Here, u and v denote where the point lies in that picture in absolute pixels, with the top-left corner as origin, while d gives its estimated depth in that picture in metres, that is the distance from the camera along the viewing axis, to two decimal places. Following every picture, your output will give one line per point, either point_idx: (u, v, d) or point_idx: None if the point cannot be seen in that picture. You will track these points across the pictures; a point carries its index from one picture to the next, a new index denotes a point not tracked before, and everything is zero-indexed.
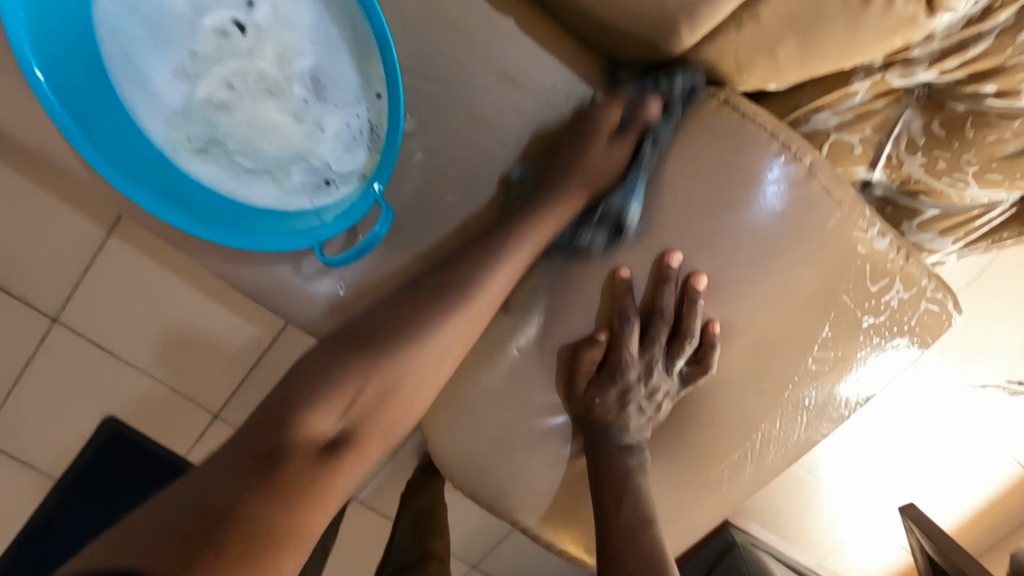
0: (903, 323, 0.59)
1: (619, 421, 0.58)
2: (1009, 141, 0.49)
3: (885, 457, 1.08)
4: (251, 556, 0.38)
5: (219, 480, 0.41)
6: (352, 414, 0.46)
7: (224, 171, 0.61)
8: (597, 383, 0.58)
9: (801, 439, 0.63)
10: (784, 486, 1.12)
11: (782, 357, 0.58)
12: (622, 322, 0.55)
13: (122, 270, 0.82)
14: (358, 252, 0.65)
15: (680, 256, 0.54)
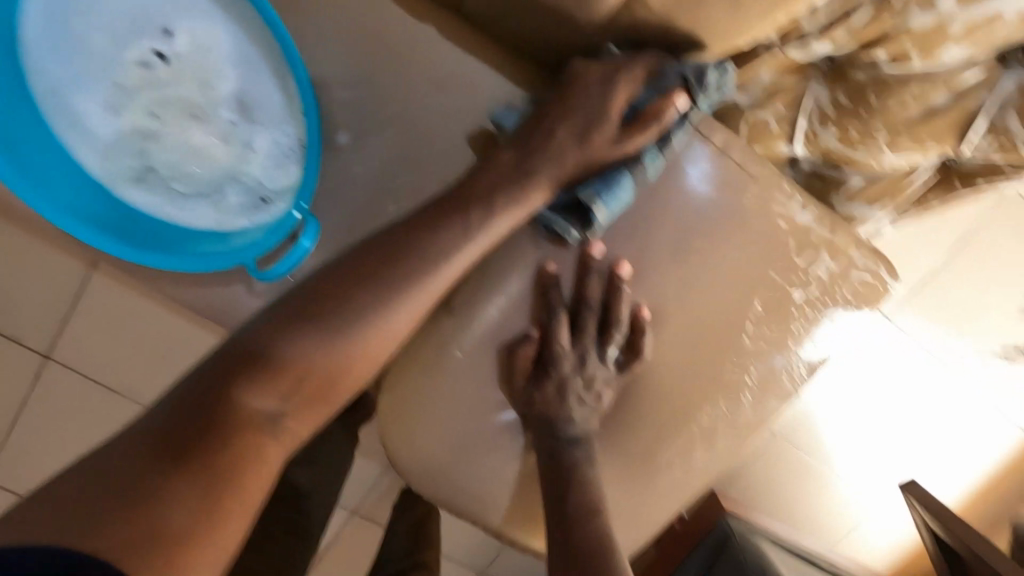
0: (837, 294, 0.59)
1: (561, 415, 0.59)
2: (912, 105, 0.49)
3: (884, 439, 1.08)
4: (176, 531, 0.37)
5: (153, 438, 0.39)
6: (299, 388, 0.44)
7: (162, 198, 0.62)
8: (535, 377, 0.59)
9: (749, 417, 0.63)
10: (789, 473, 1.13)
11: (716, 336, 0.58)
12: (550, 316, 0.56)
13: (103, 303, 0.84)
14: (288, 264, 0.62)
15: (602, 246, 0.55)
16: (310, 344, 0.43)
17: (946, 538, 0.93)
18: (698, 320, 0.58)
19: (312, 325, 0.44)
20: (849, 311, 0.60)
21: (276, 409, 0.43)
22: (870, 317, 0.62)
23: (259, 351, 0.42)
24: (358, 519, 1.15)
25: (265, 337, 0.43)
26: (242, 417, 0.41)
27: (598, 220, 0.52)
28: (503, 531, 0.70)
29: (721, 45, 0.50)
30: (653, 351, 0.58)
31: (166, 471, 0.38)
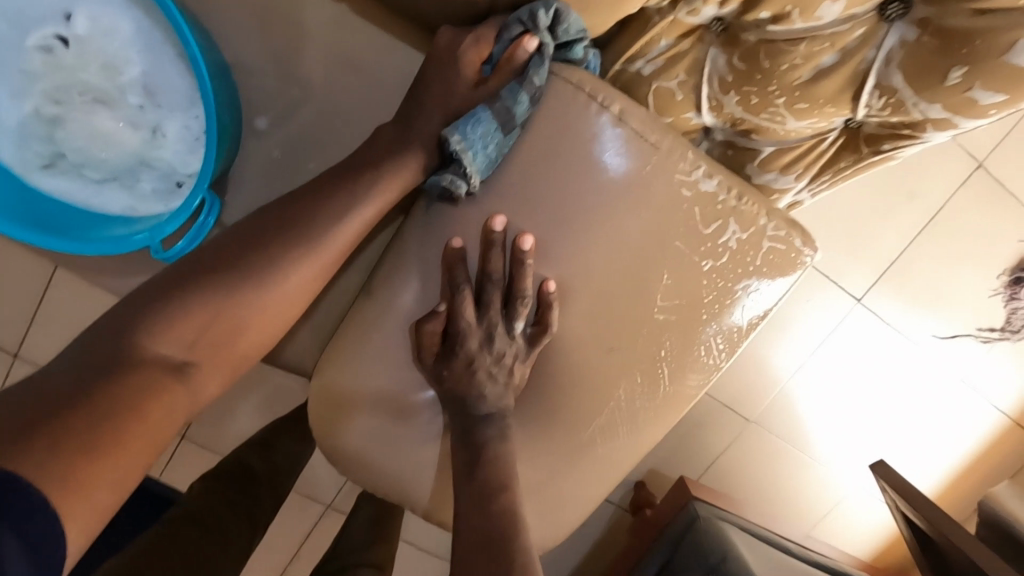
0: (747, 264, 0.58)
1: (471, 392, 0.59)
2: (802, 67, 0.49)
3: (863, 420, 1.24)
4: (83, 459, 0.36)
5: (54, 385, 0.39)
6: (191, 351, 0.48)
7: (77, 183, 0.64)
8: (444, 353, 0.58)
9: (670, 392, 0.63)
10: (747, 447, 1.28)
11: (626, 308, 0.58)
12: (454, 291, 0.56)
13: (67, 299, 1.03)
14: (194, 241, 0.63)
15: (503, 219, 0.55)
16: (203, 307, 0.48)
17: (921, 519, 0.99)
18: (606, 291, 0.58)
19: (204, 290, 0.49)
20: (764, 282, 0.59)
21: (168, 364, 0.46)
22: (788, 288, 0.61)
23: (158, 308, 0.46)
24: (336, 514, 1.14)
25: (153, 298, 0.47)
26: (144, 363, 0.44)
27: (462, 158, 0.53)
28: (431, 515, 0.69)
29: (611, 15, 0.52)
30: (564, 325, 0.59)
31: (77, 396, 0.39)
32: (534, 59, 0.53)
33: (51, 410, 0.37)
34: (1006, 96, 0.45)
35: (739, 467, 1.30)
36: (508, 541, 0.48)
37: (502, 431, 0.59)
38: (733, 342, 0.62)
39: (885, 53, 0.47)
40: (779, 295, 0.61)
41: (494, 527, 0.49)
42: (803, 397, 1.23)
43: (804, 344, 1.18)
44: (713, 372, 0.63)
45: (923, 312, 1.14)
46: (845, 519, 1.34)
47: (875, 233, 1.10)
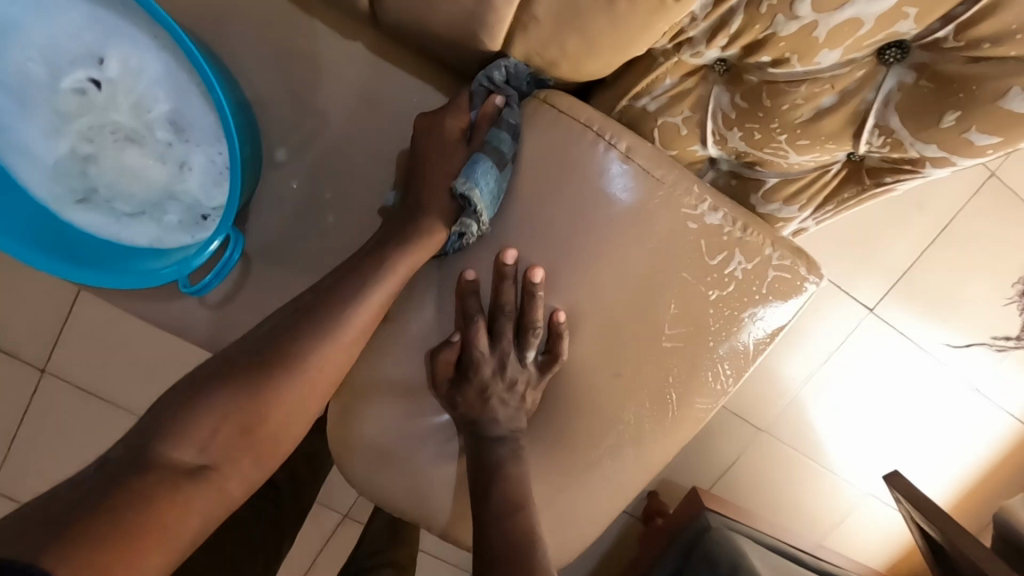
0: (753, 293, 0.59)
1: (485, 418, 0.61)
2: (804, 107, 0.50)
3: (878, 427, 1.24)
4: (110, 554, 0.39)
5: (98, 481, 0.43)
6: (218, 445, 0.49)
7: (107, 217, 0.67)
8: (459, 381, 0.61)
9: (678, 415, 0.64)
10: (760, 457, 1.28)
11: (633, 336, 0.60)
12: (467, 322, 0.58)
13: (92, 315, 1.08)
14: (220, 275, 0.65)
15: (515, 252, 0.57)
16: (236, 394, 0.50)
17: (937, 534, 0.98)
18: (614, 321, 0.60)
19: (239, 379, 0.51)
20: (770, 309, 0.61)
21: (196, 460, 0.48)
22: (793, 315, 0.62)
23: (195, 399, 0.49)
24: (355, 524, 1.17)
25: (179, 401, 0.49)
26: (177, 459, 0.46)
27: (473, 198, 0.55)
28: (448, 535, 0.71)
29: (619, 56, 0.53)
30: (574, 352, 0.61)
31: (116, 489, 0.42)
32: (505, 108, 0.59)
33: (91, 505, 0.41)
34: (1002, 137, 0.46)
35: (752, 476, 1.30)
36: (525, 567, 0.50)
37: (515, 455, 0.61)
38: (741, 367, 0.63)
39: (884, 95, 0.49)
40: (786, 321, 0.62)
41: (512, 553, 0.51)
42: (816, 408, 1.23)
43: (815, 356, 1.19)
44: (721, 396, 0.64)
45: (932, 324, 1.15)
46: (859, 528, 1.34)
47: (887, 243, 1.10)
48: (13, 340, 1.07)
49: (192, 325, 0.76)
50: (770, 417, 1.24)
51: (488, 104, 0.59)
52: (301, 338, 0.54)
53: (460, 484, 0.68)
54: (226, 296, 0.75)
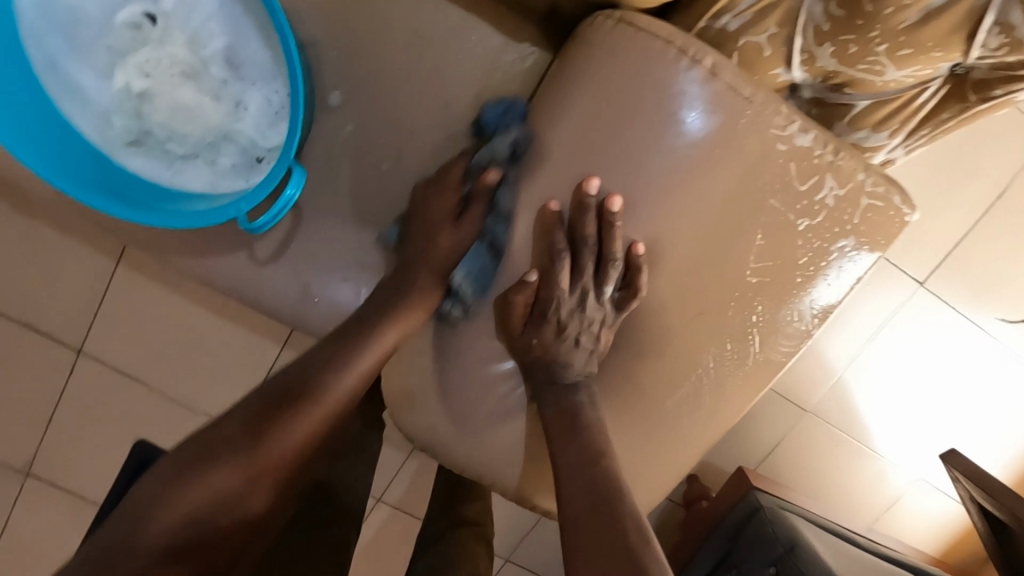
0: (844, 222, 0.55)
1: (557, 360, 0.59)
2: (911, 9, 0.47)
3: (927, 406, 1.19)
4: None
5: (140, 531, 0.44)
6: (252, 476, 0.49)
7: (159, 161, 0.65)
8: (533, 323, 0.58)
9: (758, 361, 0.61)
10: (804, 438, 1.23)
11: (715, 271, 0.56)
12: (552, 259, 0.56)
13: (128, 291, 1.13)
14: (274, 217, 0.62)
15: (598, 182, 0.54)
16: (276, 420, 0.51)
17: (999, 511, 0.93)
18: (694, 254, 0.56)
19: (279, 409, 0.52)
20: (861, 242, 0.57)
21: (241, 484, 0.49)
22: (883, 251, 0.59)
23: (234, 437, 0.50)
24: (388, 508, 1.14)
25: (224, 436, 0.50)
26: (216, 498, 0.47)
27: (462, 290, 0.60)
28: (517, 493, 0.68)
29: None
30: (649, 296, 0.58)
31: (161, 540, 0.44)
32: (502, 185, 0.58)
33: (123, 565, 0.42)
34: None
35: (795, 460, 1.25)
36: (615, 508, 0.48)
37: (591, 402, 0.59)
38: (825, 310, 0.60)
39: None
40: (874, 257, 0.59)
41: (598, 495, 0.49)
42: (861, 388, 1.18)
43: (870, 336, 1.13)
44: (804, 339, 0.61)
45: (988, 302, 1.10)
46: (908, 512, 1.29)
47: (937, 211, 1.05)
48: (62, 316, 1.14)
49: (243, 281, 0.76)
50: (813, 398, 1.19)
51: (485, 180, 0.57)
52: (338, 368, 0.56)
53: (529, 437, 0.65)
54: (276, 249, 0.75)
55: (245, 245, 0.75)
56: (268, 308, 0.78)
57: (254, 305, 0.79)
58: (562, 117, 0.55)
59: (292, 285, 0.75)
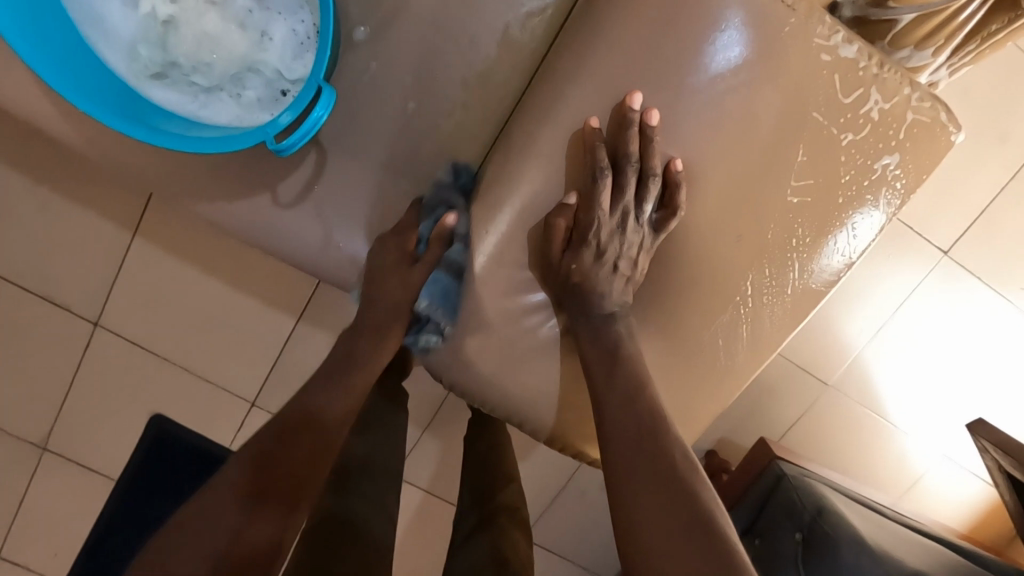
0: (890, 137, 0.56)
1: (596, 284, 0.62)
2: None
3: (947, 386, 1.53)
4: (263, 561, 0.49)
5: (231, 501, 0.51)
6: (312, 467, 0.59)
7: (185, 95, 0.64)
8: (572, 249, 0.60)
9: (797, 289, 0.62)
10: (835, 428, 1.55)
11: (755, 193, 0.58)
12: (594, 176, 0.56)
13: (170, 258, 1.32)
14: (301, 137, 0.60)
15: (640, 96, 0.54)
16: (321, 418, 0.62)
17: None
18: (738, 172, 0.57)
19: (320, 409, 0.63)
20: (905, 157, 0.57)
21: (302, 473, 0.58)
22: (932, 171, 0.58)
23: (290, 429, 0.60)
24: None
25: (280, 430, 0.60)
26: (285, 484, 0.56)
27: (434, 320, 0.68)
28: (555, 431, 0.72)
29: None
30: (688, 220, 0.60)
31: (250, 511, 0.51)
32: (457, 221, 0.67)
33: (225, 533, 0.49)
34: None
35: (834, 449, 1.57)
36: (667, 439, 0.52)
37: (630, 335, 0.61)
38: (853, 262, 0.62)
39: None
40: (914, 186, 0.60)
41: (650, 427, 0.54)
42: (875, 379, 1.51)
43: (867, 318, 1.47)
44: (844, 272, 0.62)
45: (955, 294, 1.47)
46: (932, 488, 1.61)
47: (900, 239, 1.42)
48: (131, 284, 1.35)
49: (266, 226, 0.75)
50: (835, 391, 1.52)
51: (445, 223, 0.66)
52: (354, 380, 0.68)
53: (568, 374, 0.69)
54: (300, 192, 0.74)
55: (267, 189, 0.74)
56: (292, 259, 0.77)
57: (278, 257, 0.78)
58: (601, 40, 0.55)
59: (316, 229, 0.74)
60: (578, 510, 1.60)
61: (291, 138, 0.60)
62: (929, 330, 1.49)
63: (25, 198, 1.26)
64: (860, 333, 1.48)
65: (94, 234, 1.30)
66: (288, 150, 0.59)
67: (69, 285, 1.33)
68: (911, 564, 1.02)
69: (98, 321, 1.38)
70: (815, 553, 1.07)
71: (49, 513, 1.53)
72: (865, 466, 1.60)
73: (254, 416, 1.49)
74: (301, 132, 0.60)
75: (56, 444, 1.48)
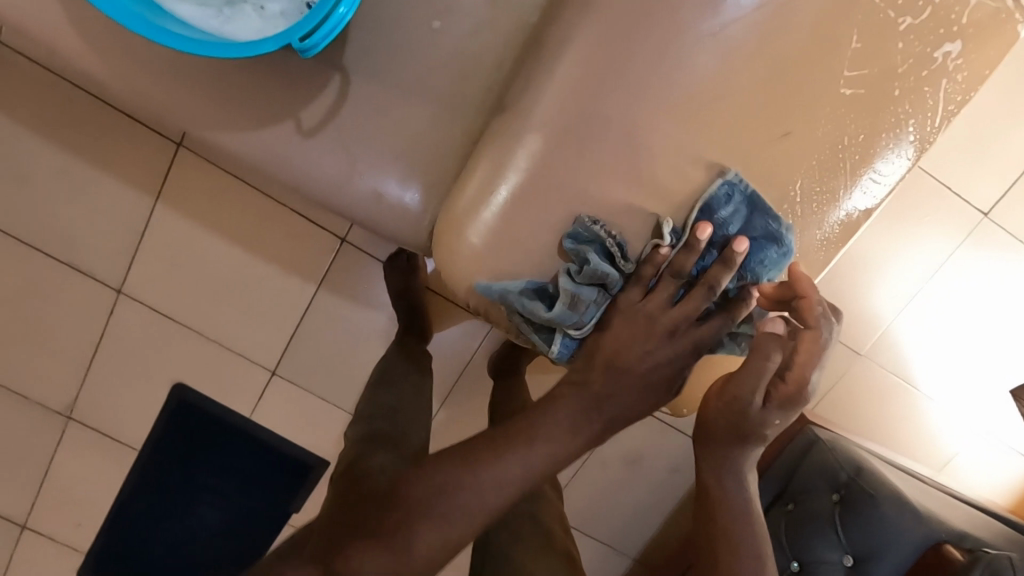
0: (951, 22, 0.61)
1: (773, 419, 0.71)
2: None
3: (987, 356, 1.47)
4: None
5: None
6: None
7: (208, 8, 0.64)
8: (773, 402, 0.71)
9: (840, 194, 0.69)
10: (865, 398, 1.50)
11: (805, 89, 0.61)
12: (814, 323, 0.69)
13: (187, 222, 1.33)
14: (327, 37, 0.61)
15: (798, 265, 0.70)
16: None
17: None
18: (790, 65, 0.60)
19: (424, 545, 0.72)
20: (959, 43, 0.62)
21: None
22: (974, 63, 0.65)
23: None
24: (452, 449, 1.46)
25: None
26: None
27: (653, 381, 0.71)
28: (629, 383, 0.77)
29: None
30: (735, 116, 0.62)
31: None
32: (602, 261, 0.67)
33: None
34: None
35: (861, 419, 1.53)
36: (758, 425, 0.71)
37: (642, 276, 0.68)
38: (887, 189, 0.71)
39: None
40: (955, 86, 0.66)
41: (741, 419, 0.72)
42: (903, 344, 1.46)
43: (902, 284, 1.42)
44: (884, 191, 0.71)
45: (992, 258, 1.41)
46: (969, 466, 1.55)
47: (942, 198, 1.37)
48: (150, 251, 1.35)
49: (290, 159, 0.73)
50: (862, 361, 1.47)
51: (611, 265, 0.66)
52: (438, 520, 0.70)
53: None
54: (324, 120, 0.72)
55: (290, 117, 0.72)
56: (311, 194, 0.75)
57: (301, 192, 0.76)
58: None
59: (339, 158, 0.73)
60: (603, 484, 1.57)
61: (316, 40, 0.61)
62: (967, 296, 1.43)
63: (46, 161, 1.26)
64: (893, 299, 1.43)
65: (117, 197, 1.30)
66: (314, 49, 0.61)
67: (90, 250, 1.34)
68: (953, 523, 0.99)
69: (121, 288, 1.38)
70: (853, 513, 1.03)
71: (74, 482, 1.54)
72: (901, 442, 1.55)
73: (276, 385, 1.48)
74: (326, 29, 0.60)
75: (80, 413, 1.49)
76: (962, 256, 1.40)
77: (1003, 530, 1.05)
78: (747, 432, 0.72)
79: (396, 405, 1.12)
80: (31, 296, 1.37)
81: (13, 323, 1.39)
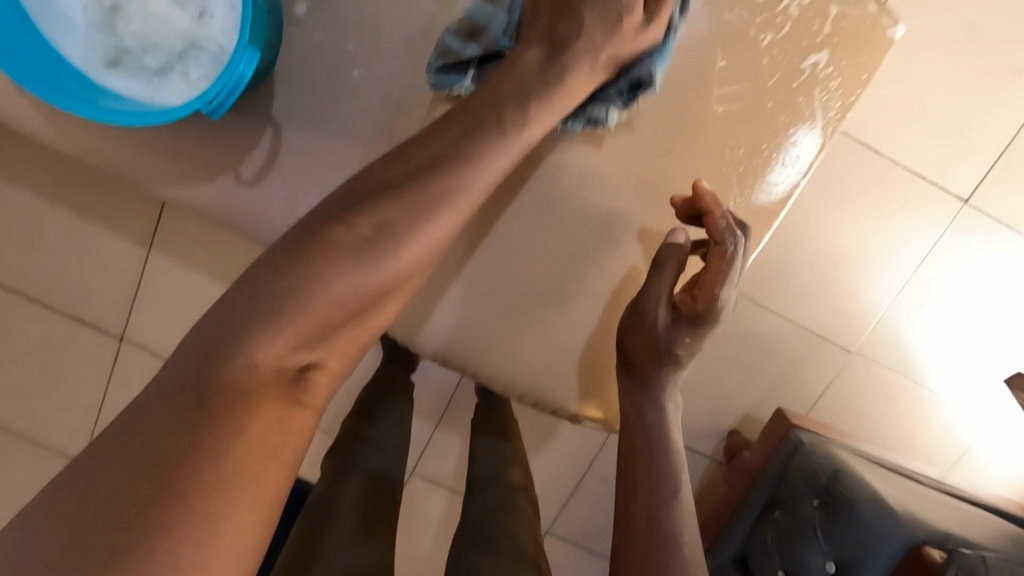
0: (813, 34, 0.73)
1: (685, 339, 0.77)
2: None
3: (989, 341, 1.42)
4: (215, 460, 0.45)
5: (184, 404, 0.47)
6: (299, 343, 0.52)
7: (140, 79, 0.71)
8: (683, 323, 0.77)
9: (737, 205, 0.79)
10: (865, 395, 1.47)
11: (684, 110, 0.75)
12: (717, 238, 0.73)
13: (178, 269, 1.39)
14: (231, 95, 0.67)
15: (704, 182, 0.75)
16: (341, 277, 0.54)
17: None
18: (676, 87, 0.74)
19: (336, 268, 0.54)
20: (824, 53, 0.74)
21: (286, 354, 0.51)
22: (849, 66, 0.75)
23: (296, 293, 0.52)
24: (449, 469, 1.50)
25: (283, 289, 0.52)
26: (261, 370, 0.50)
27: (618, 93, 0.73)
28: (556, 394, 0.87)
29: None
30: (635, 135, 0.76)
31: (209, 411, 0.47)
32: None
33: (196, 406, 0.46)
34: None
35: (865, 416, 1.49)
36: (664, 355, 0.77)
37: None
38: (788, 188, 0.79)
39: None
40: (832, 98, 0.76)
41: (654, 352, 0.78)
42: (899, 334, 1.42)
43: (891, 274, 1.39)
44: (784, 188, 0.79)
45: (981, 243, 1.37)
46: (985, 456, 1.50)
47: (915, 186, 1.35)
48: (145, 299, 1.41)
49: (232, 204, 0.78)
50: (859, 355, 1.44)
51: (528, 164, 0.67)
52: (375, 241, 0.56)
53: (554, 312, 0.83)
54: (260, 171, 0.76)
55: (229, 169, 0.76)
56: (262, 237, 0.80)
57: (246, 233, 0.81)
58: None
59: (278, 204, 0.77)
60: (603, 499, 1.56)
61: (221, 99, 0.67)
62: (957, 283, 1.39)
63: (48, 221, 1.34)
64: (883, 292, 1.40)
65: (112, 250, 1.37)
66: (219, 108, 0.67)
67: (92, 303, 1.41)
68: (938, 524, 0.97)
69: (123, 335, 1.45)
70: (833, 520, 1.02)
71: None
72: (908, 438, 1.50)
73: None
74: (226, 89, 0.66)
75: None
76: (946, 246, 1.37)
77: (996, 527, 1.03)
78: (659, 353, 0.77)
79: (382, 438, 1.11)
80: (41, 349, 1.45)
81: (27, 375, 1.47)
